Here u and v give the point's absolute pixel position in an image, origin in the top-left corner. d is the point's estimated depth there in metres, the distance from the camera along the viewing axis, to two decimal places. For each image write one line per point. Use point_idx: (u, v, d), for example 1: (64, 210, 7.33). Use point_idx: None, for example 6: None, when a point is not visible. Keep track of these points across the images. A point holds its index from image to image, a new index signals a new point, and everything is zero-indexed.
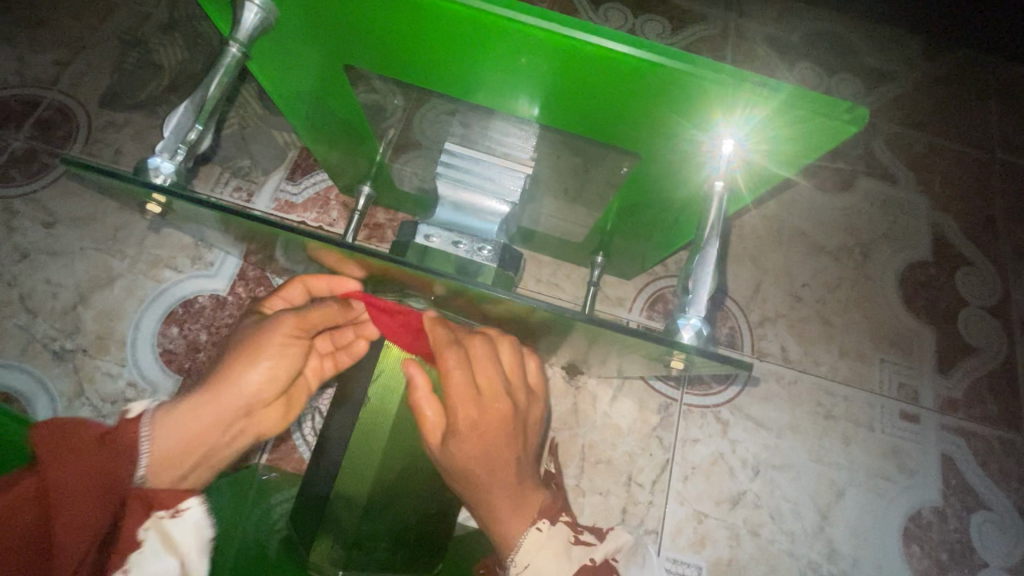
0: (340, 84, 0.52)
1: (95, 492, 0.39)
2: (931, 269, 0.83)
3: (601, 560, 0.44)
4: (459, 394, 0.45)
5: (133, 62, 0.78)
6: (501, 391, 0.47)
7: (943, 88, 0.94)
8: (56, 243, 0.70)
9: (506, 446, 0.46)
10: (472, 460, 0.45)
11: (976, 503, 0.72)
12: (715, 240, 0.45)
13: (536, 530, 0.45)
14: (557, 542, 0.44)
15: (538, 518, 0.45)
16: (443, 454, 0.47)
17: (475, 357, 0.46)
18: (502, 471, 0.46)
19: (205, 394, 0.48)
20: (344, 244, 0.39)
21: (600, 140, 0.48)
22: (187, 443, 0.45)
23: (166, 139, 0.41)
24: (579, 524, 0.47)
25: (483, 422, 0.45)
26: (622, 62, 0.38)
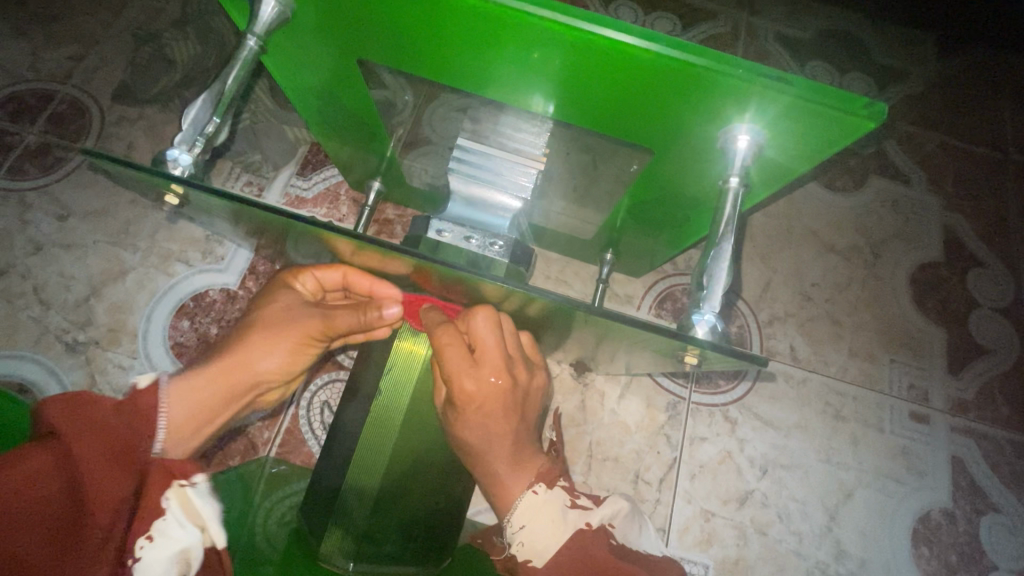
0: (354, 79, 0.52)
1: (122, 459, 0.41)
2: (942, 270, 0.82)
3: (597, 523, 0.48)
4: (454, 368, 0.47)
5: (146, 57, 0.78)
6: (500, 366, 0.48)
7: (957, 87, 0.93)
8: (70, 236, 0.71)
9: (503, 420, 0.49)
10: (471, 431, 0.49)
11: (986, 505, 0.72)
12: (730, 235, 0.44)
13: (533, 493, 0.48)
14: (554, 503, 0.47)
15: (535, 482, 0.48)
16: (446, 422, 0.50)
17: (475, 333, 0.47)
18: (498, 440, 0.49)
19: (211, 377, 0.51)
20: (357, 235, 0.39)
21: (612, 136, 0.47)
22: (198, 414, 0.49)
23: (185, 131, 0.42)
24: (574, 490, 0.50)
25: (480, 396, 0.48)
26: (635, 55, 0.38)
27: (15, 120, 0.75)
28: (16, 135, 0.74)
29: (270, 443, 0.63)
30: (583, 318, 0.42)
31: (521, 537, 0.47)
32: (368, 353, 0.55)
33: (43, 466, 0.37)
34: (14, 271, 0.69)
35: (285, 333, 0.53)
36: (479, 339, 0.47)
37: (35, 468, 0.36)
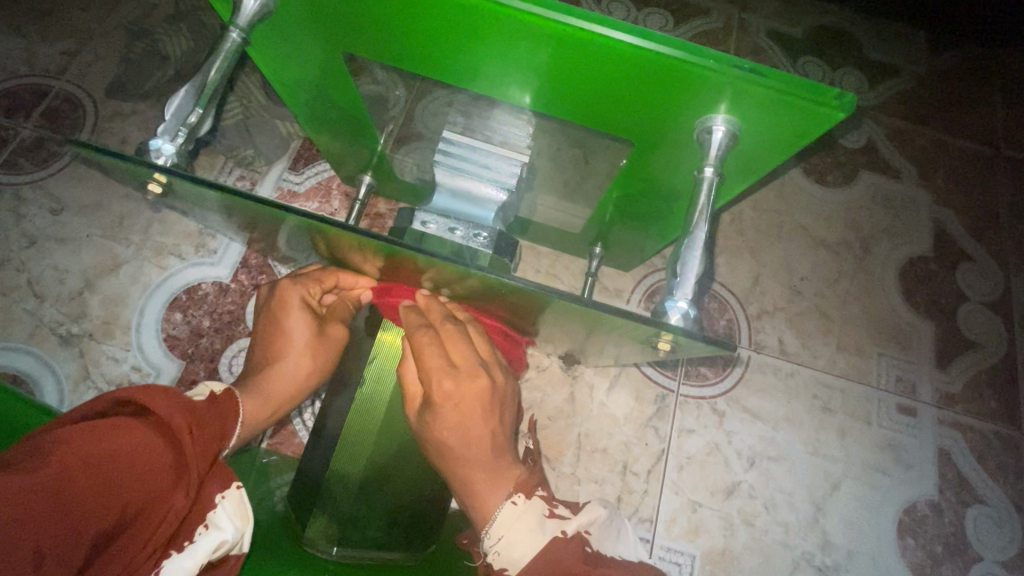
0: (341, 76, 0.53)
1: (203, 449, 0.42)
2: (931, 264, 0.83)
3: (573, 533, 0.44)
4: (434, 369, 0.47)
5: (140, 52, 0.79)
6: (478, 368, 0.48)
7: (948, 82, 0.93)
8: (64, 230, 0.72)
9: (482, 420, 0.47)
10: (449, 435, 0.47)
11: (972, 497, 0.72)
12: (704, 223, 0.43)
13: (511, 504, 0.45)
14: (530, 514, 0.44)
15: (513, 492, 0.46)
16: (421, 428, 0.48)
17: (449, 338, 0.47)
18: (478, 442, 0.47)
19: (263, 395, 0.53)
20: (339, 224, 0.39)
21: (595, 128, 0.48)
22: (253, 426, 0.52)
23: (168, 121, 0.42)
24: (555, 499, 0.47)
25: (458, 395, 0.47)
26: (613, 48, 0.38)
27: (10, 115, 0.75)
28: (10, 130, 0.75)
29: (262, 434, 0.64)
30: (558, 305, 0.42)
31: (497, 551, 0.44)
32: (358, 342, 0.56)
33: (145, 440, 0.38)
34: (9, 265, 0.70)
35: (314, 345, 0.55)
36: (454, 345, 0.47)
37: (135, 440, 0.38)
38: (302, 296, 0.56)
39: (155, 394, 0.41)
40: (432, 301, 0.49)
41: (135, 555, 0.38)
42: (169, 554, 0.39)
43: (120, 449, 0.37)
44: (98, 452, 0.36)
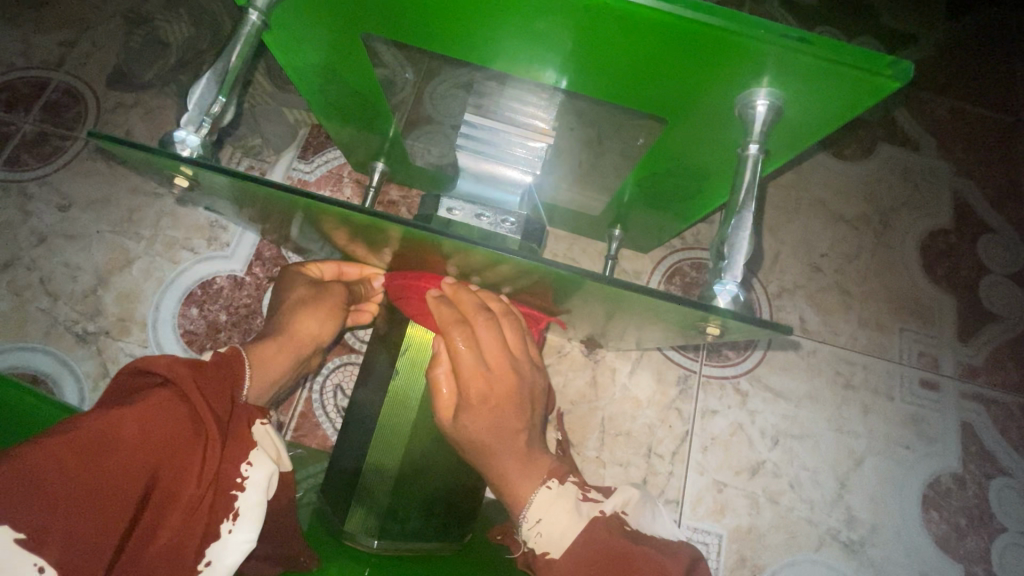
0: (359, 56, 0.50)
1: (219, 396, 0.43)
2: (952, 237, 0.81)
3: (611, 512, 0.43)
4: (467, 368, 0.46)
5: (138, 40, 0.76)
6: (508, 367, 0.47)
7: (967, 50, 0.91)
8: (73, 226, 0.70)
9: (516, 418, 0.46)
10: (484, 432, 0.45)
11: (995, 469, 0.73)
12: (751, 203, 0.42)
13: (546, 488, 0.45)
14: (567, 497, 0.44)
15: (548, 477, 0.45)
16: (456, 429, 0.46)
17: (482, 335, 0.46)
18: (514, 439, 0.46)
19: (277, 341, 0.55)
20: (360, 208, 0.38)
21: (627, 106, 0.46)
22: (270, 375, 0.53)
23: (190, 111, 0.40)
24: (587, 484, 0.47)
25: (494, 395, 0.46)
26: (642, 16, 0.36)
27: (10, 110, 0.74)
28: (11, 125, 0.73)
29: (286, 427, 0.65)
30: (597, 291, 0.41)
31: (538, 532, 0.43)
32: (380, 334, 0.55)
33: (161, 400, 0.39)
34: (20, 264, 0.69)
35: (316, 301, 0.58)
36: (486, 344, 0.46)
37: (151, 403, 0.38)
38: (300, 272, 0.61)
39: (160, 360, 0.42)
40: (461, 290, 0.47)
41: (192, 501, 0.39)
42: (234, 497, 0.41)
43: (131, 412, 0.37)
44: (110, 419, 0.36)
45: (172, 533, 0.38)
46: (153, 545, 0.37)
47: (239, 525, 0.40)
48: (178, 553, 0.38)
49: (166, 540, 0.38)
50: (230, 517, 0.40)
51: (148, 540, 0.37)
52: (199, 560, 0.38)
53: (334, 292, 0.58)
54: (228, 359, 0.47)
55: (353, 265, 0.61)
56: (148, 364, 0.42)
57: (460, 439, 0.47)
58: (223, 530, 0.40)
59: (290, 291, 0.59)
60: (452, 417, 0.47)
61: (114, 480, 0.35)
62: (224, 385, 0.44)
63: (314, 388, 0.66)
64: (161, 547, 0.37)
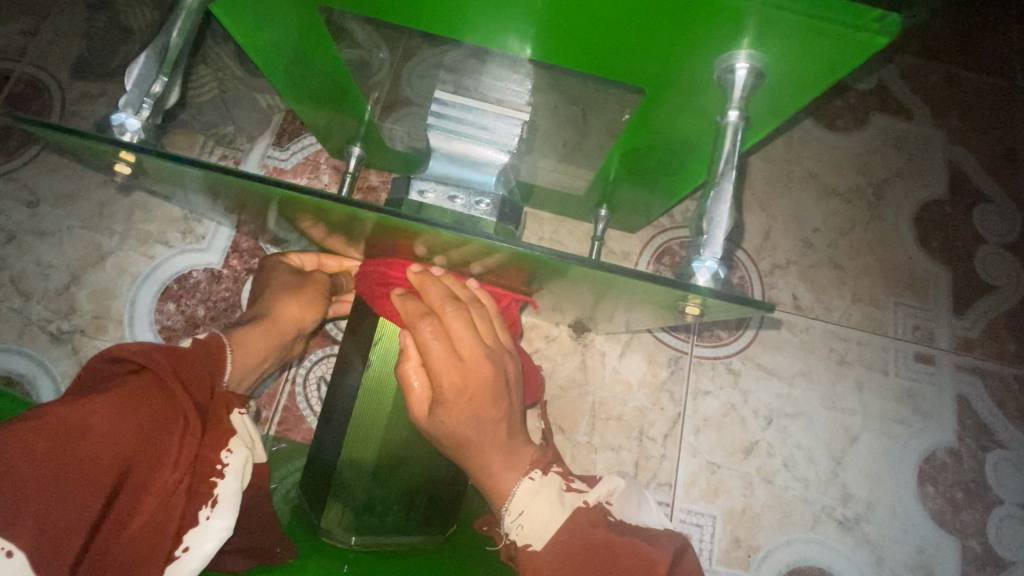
0: (322, 36, 0.48)
1: (198, 384, 0.42)
2: (947, 208, 0.80)
3: (595, 502, 0.43)
4: (437, 362, 0.44)
5: (101, 26, 0.73)
6: (481, 355, 0.44)
7: (962, 12, 0.88)
8: (43, 223, 0.68)
9: (493, 408, 0.44)
10: (460, 426, 0.44)
11: (991, 442, 0.72)
12: (731, 173, 0.40)
13: (529, 479, 0.44)
14: (549, 489, 0.43)
15: (531, 468, 0.44)
16: (433, 424, 0.45)
17: (451, 325, 0.44)
18: (492, 430, 0.44)
19: (260, 325, 0.54)
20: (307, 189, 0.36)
21: (601, 75, 0.44)
22: (252, 359, 0.53)
23: (129, 92, 0.38)
24: (570, 474, 0.46)
25: (468, 387, 0.43)
26: None
27: None
28: None
29: (269, 422, 0.64)
30: (577, 271, 0.39)
31: (519, 526, 0.42)
32: (357, 325, 0.53)
33: (135, 388, 0.38)
34: None
35: (300, 286, 0.58)
36: (454, 333, 0.44)
37: (123, 391, 0.38)
38: (280, 263, 0.61)
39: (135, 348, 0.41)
40: (427, 279, 0.46)
41: (169, 486, 0.38)
42: (214, 484, 0.40)
43: (104, 397, 0.37)
44: (82, 404, 0.36)
45: (145, 519, 0.37)
46: (126, 531, 0.36)
47: (216, 512, 0.39)
48: (154, 539, 0.37)
49: (141, 524, 0.37)
50: (208, 504, 0.39)
51: (121, 525, 0.36)
52: (177, 547, 0.38)
53: (317, 280, 0.59)
54: (207, 344, 0.47)
55: (331, 257, 0.61)
56: (120, 352, 0.40)
57: (434, 430, 0.45)
58: (202, 518, 0.39)
59: (269, 283, 0.59)
60: (427, 411, 0.45)
61: (84, 467, 0.34)
62: (202, 370, 0.43)
63: (296, 380, 0.65)
64: (135, 532, 0.36)
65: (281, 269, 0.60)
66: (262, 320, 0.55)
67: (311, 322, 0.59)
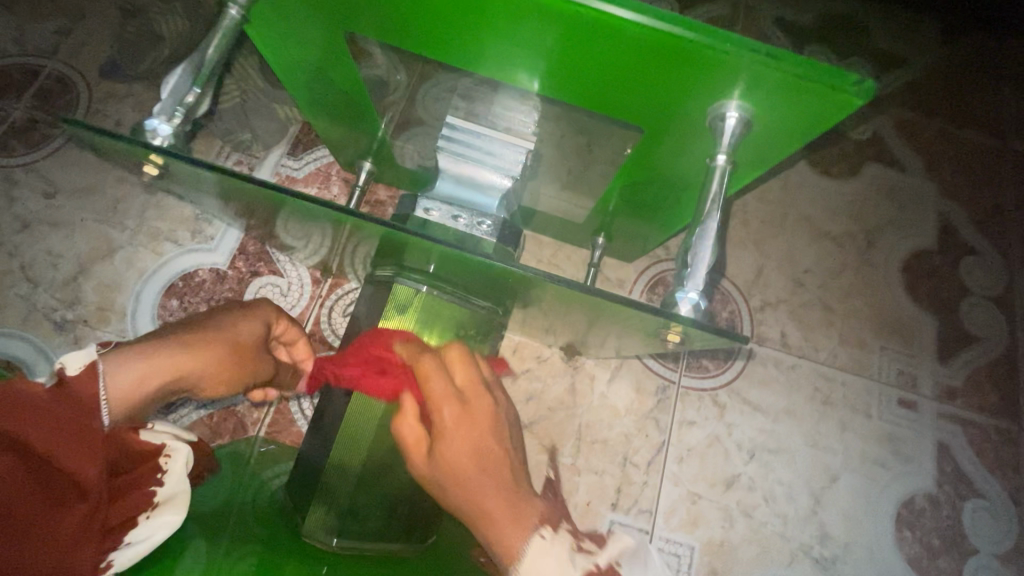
0: (344, 56, 0.51)
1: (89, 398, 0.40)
2: (935, 258, 0.82)
3: (606, 565, 0.40)
4: (438, 396, 0.45)
5: (133, 31, 0.77)
6: (480, 390, 0.47)
7: (956, 74, 0.92)
8: (57, 214, 0.70)
9: (494, 441, 0.45)
10: (461, 463, 0.44)
11: (970, 491, 0.73)
12: (716, 213, 0.43)
13: (540, 537, 0.41)
14: (559, 548, 0.40)
15: (540, 525, 0.42)
16: (432, 464, 0.45)
17: (450, 362, 0.47)
18: (496, 466, 0.44)
19: (177, 377, 0.46)
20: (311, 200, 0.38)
21: (602, 114, 0.47)
22: (140, 388, 0.44)
23: (163, 100, 0.41)
24: (579, 534, 0.44)
25: (468, 419, 0.45)
26: (604, 23, 0.37)
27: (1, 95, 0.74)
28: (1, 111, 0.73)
29: (260, 423, 0.65)
30: (580, 300, 0.42)
31: None
32: (355, 331, 0.55)
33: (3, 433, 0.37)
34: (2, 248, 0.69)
35: (239, 371, 0.49)
36: (454, 370, 0.47)
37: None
38: (267, 323, 0.52)
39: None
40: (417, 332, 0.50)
41: (77, 534, 0.39)
42: (152, 490, 0.44)
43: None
44: None
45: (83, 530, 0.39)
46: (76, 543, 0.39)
47: (158, 511, 0.43)
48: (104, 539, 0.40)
49: (85, 534, 0.39)
50: (149, 508, 0.43)
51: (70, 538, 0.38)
52: (122, 543, 0.41)
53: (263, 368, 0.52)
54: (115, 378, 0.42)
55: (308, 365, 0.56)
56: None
57: (433, 471, 0.45)
58: (145, 518, 0.43)
59: (222, 336, 0.48)
60: (426, 451, 0.45)
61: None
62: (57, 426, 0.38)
63: None
64: (86, 542, 0.39)
65: (258, 328, 0.51)
66: (183, 373, 0.46)
67: (207, 393, 0.52)
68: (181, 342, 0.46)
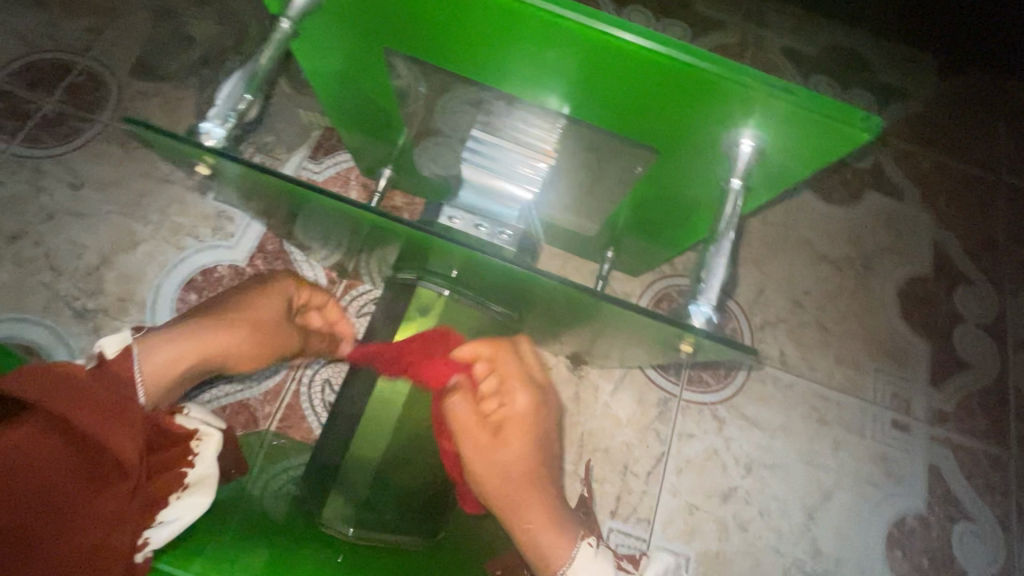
0: (379, 68, 0.53)
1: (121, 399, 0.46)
2: (930, 285, 0.85)
3: None
4: (510, 377, 0.59)
5: (166, 33, 0.79)
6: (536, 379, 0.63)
7: (954, 109, 0.96)
8: (83, 205, 0.72)
9: (545, 416, 0.63)
10: (513, 441, 0.57)
11: (959, 513, 0.75)
12: (730, 233, 0.46)
13: (588, 545, 0.54)
14: (603, 559, 0.54)
15: (588, 536, 0.54)
16: (496, 437, 0.56)
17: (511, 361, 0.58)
18: (543, 430, 0.62)
19: (199, 349, 0.55)
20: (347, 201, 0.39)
21: (623, 137, 0.49)
22: (170, 361, 0.53)
23: (219, 106, 0.43)
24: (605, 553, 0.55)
25: (533, 398, 0.62)
26: (631, 51, 0.40)
27: (33, 88, 0.76)
28: (33, 104, 0.75)
29: (272, 417, 0.66)
30: (606, 310, 0.42)
31: None
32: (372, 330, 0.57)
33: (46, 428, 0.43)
34: (27, 237, 0.70)
35: (267, 341, 0.61)
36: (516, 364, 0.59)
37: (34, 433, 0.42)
38: (288, 296, 0.63)
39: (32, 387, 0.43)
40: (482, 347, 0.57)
41: (116, 514, 0.44)
42: (185, 471, 0.49)
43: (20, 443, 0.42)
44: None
45: (122, 511, 0.44)
46: (118, 520, 0.44)
47: (188, 493, 0.48)
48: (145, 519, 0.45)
49: (126, 514, 0.44)
50: (181, 488, 0.48)
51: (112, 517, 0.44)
52: (158, 521, 0.46)
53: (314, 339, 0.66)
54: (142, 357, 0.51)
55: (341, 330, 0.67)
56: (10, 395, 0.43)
57: (497, 442, 0.56)
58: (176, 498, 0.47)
59: (245, 311, 0.59)
60: (497, 427, 0.57)
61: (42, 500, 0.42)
62: (106, 411, 0.44)
63: (302, 380, 0.67)
64: (130, 516, 0.45)
65: (279, 303, 0.62)
66: (203, 345, 0.56)
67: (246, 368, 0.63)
68: (206, 324, 0.57)
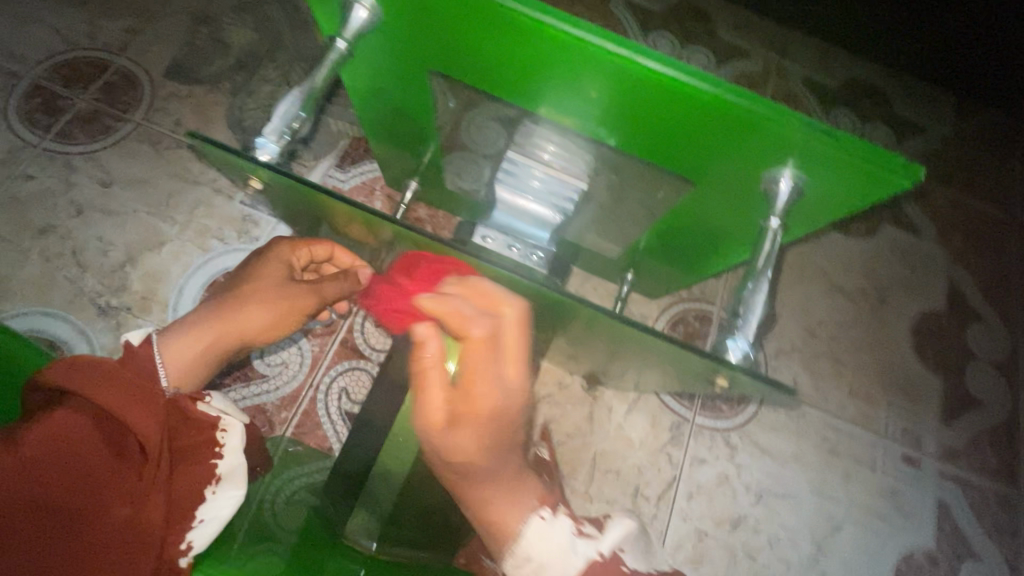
0: (423, 91, 0.54)
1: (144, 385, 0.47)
2: (943, 321, 0.85)
3: (608, 552, 0.48)
4: (468, 360, 0.45)
5: (202, 37, 0.81)
6: (507, 359, 0.47)
7: (971, 147, 0.97)
8: (112, 203, 0.73)
9: (511, 410, 0.50)
10: (469, 439, 0.48)
11: (966, 551, 0.75)
12: (769, 271, 0.47)
13: (538, 517, 0.50)
14: (557, 530, 0.49)
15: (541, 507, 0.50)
16: (450, 433, 0.47)
17: (472, 340, 0.44)
18: (507, 427, 0.51)
19: (215, 328, 0.54)
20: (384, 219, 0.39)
21: (662, 166, 0.50)
22: (189, 350, 0.53)
23: (274, 123, 0.44)
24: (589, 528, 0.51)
25: (498, 387, 0.47)
26: (672, 87, 0.40)
27: (68, 85, 0.77)
28: (67, 101, 0.76)
29: (288, 423, 0.66)
30: (643, 339, 0.40)
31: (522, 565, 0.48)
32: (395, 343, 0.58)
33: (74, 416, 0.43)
34: (56, 232, 0.71)
35: (287, 305, 0.56)
36: (482, 339, 0.45)
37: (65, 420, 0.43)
38: (286, 258, 0.57)
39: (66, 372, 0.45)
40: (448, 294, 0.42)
41: (145, 503, 0.44)
42: (214, 463, 0.48)
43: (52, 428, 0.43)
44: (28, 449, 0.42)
45: (153, 501, 0.44)
46: (147, 509, 0.44)
47: (222, 487, 0.47)
48: (178, 511, 0.45)
49: (156, 501, 0.45)
50: (213, 482, 0.47)
51: (142, 503, 0.44)
52: (194, 519, 0.45)
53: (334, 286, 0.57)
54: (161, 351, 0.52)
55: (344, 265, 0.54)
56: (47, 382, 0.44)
57: (450, 438, 0.48)
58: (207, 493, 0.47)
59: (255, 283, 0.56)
60: (448, 419, 0.47)
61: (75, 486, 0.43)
62: (136, 397, 0.45)
63: (320, 388, 0.68)
64: (159, 506, 0.45)
65: (280, 266, 0.57)
66: (220, 324, 0.54)
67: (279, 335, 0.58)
68: (215, 312, 0.55)
